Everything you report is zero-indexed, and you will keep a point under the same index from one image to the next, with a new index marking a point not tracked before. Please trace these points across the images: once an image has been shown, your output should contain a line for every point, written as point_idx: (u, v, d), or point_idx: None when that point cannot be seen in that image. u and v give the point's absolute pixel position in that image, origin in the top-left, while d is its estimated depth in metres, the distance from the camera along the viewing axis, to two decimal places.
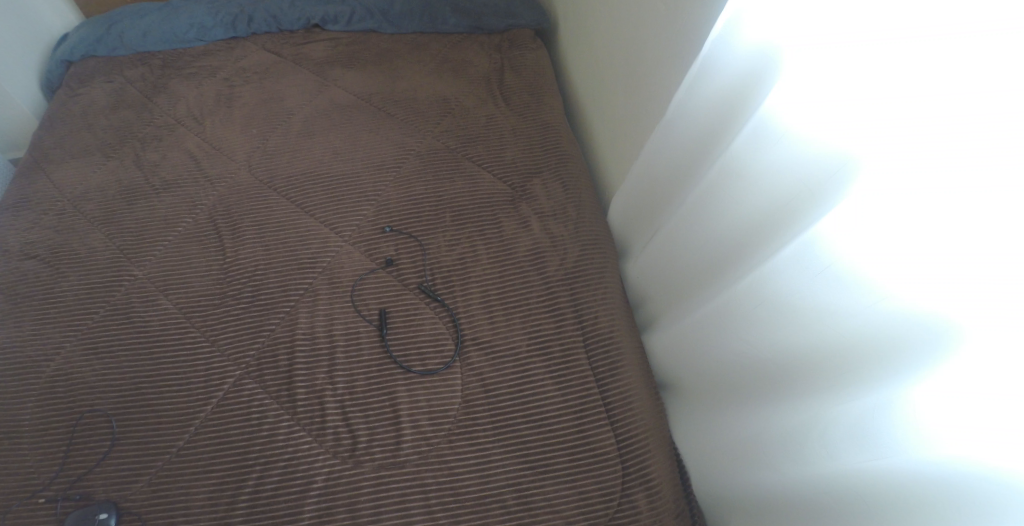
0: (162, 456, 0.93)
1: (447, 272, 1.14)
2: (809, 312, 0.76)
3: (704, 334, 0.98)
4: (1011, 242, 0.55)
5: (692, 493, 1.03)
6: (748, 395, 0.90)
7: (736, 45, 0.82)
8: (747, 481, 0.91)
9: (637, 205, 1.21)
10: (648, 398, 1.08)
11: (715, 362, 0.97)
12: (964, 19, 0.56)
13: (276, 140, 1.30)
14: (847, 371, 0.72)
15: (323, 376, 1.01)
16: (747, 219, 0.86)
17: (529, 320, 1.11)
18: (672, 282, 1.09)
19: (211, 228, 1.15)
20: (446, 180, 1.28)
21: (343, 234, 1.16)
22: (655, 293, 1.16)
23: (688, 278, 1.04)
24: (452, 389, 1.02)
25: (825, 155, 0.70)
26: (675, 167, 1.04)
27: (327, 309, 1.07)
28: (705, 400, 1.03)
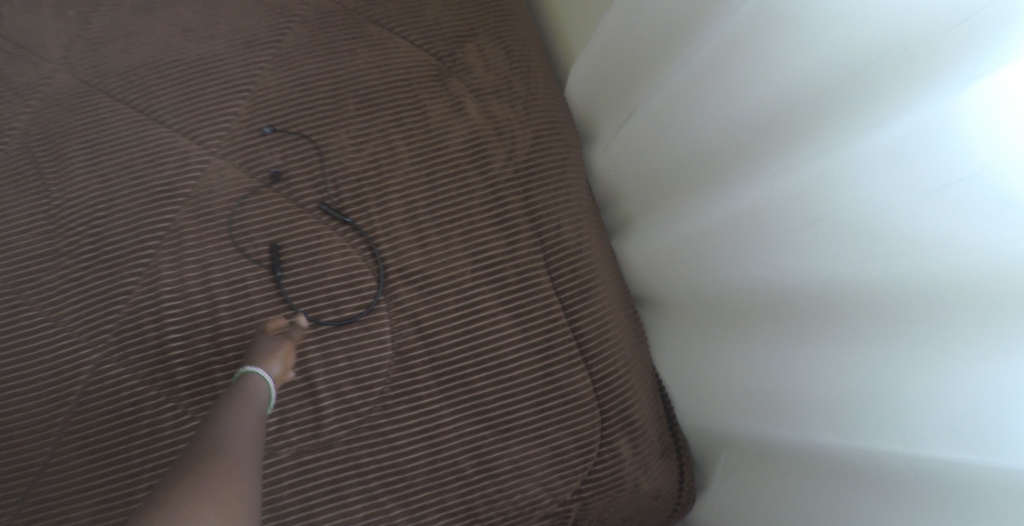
0: (23, 478, 0.70)
1: (356, 181, 0.86)
2: (920, 235, 0.54)
3: (727, 250, 0.76)
4: None
5: (676, 426, 0.91)
6: (784, 330, 0.70)
7: None
8: (773, 435, 0.73)
9: (612, 76, 0.93)
10: (626, 324, 0.90)
11: (737, 286, 0.76)
12: None
13: (103, 23, 0.95)
14: (967, 325, 0.51)
15: (206, 343, 0.76)
16: (820, 98, 0.61)
17: (471, 238, 0.86)
18: (670, 183, 0.85)
19: (27, 161, 0.84)
20: (346, 53, 0.95)
21: (209, 145, 0.86)
22: (637, 196, 0.93)
23: (699, 178, 0.80)
24: (379, 340, 0.79)
25: None
26: (688, 19, 0.75)
27: (197, 252, 0.79)
28: (710, 331, 0.83)
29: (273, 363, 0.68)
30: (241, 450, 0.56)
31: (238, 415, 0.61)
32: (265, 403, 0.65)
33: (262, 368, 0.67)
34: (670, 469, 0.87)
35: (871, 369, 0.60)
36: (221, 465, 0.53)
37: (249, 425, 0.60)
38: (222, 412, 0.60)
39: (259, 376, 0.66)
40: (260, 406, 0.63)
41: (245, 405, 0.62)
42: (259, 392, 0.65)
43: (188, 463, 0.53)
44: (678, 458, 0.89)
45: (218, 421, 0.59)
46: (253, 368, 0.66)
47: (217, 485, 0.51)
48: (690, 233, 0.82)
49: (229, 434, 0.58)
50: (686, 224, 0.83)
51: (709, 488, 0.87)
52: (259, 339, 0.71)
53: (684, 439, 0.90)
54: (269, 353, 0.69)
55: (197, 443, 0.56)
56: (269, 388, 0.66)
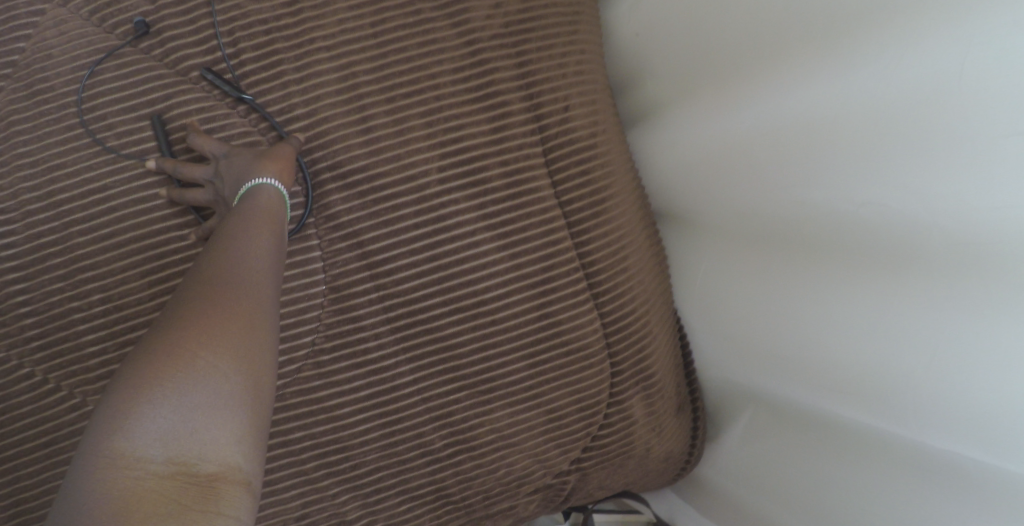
0: None
1: (263, 34, 0.57)
2: None
3: (868, 158, 0.49)
4: None
5: (692, 374, 0.73)
6: (951, 289, 0.45)
7: None
8: (854, 419, 0.55)
9: None
10: (646, 245, 0.68)
11: (884, 217, 0.48)
12: None
13: None
14: None
15: (61, 285, 0.53)
16: None
17: (438, 124, 0.60)
18: (782, 43, 0.54)
19: None
20: None
21: None
22: (699, 64, 0.63)
23: (800, 43, 0.52)
24: (308, 273, 0.57)
25: None
26: None
27: (35, 150, 0.54)
28: (782, 272, 0.59)
29: (272, 169, 0.50)
30: (264, 279, 0.41)
31: (256, 229, 0.44)
32: (285, 218, 0.49)
33: (269, 177, 0.50)
34: (684, 426, 0.71)
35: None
36: (238, 299, 0.38)
37: (269, 245, 0.44)
38: (239, 222, 0.44)
39: (271, 187, 0.49)
40: (283, 221, 0.48)
41: (264, 220, 0.46)
42: (273, 207, 0.48)
43: (196, 288, 0.38)
44: (693, 411, 0.73)
45: (233, 233, 0.43)
46: (258, 177, 0.49)
47: (233, 328, 0.36)
48: (814, 124, 0.53)
49: (249, 252, 0.42)
50: (772, 114, 0.56)
51: (753, 467, 0.66)
52: (235, 153, 0.53)
53: (700, 386, 0.74)
54: (265, 160, 0.51)
55: (204, 260, 0.41)
56: (283, 202, 0.50)
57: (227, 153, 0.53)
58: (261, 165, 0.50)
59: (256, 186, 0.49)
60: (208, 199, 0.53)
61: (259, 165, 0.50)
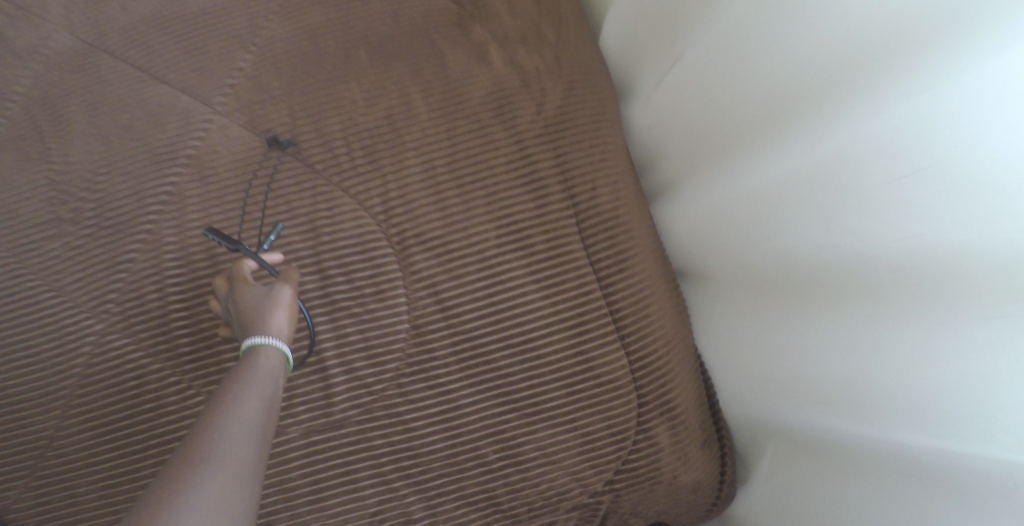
0: (34, 451, 0.68)
1: (369, 138, 0.78)
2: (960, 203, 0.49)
3: (779, 219, 0.67)
4: None
5: (718, 414, 0.82)
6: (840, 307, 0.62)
7: None
8: (799, 423, 0.69)
9: (648, 30, 0.85)
10: (667, 298, 0.81)
11: (797, 259, 0.66)
12: None
13: None
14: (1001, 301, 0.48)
15: (211, 315, 0.71)
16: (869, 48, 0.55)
17: (496, 201, 0.77)
18: (721, 140, 0.74)
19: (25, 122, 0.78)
20: (355, 2, 0.86)
21: (213, 102, 0.79)
22: (701, 142, 0.78)
23: (730, 142, 0.73)
24: (395, 312, 0.72)
25: None
26: None
27: (203, 217, 0.74)
28: (746, 311, 0.75)
29: (265, 331, 0.54)
30: (240, 459, 0.44)
31: (245, 402, 0.47)
32: (279, 380, 0.52)
33: (260, 342, 0.53)
34: (711, 460, 0.79)
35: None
36: (210, 483, 0.41)
37: (254, 418, 0.47)
38: (228, 393, 0.48)
39: (270, 349, 0.53)
40: (273, 388, 0.51)
41: (256, 390, 0.49)
42: (267, 375, 0.51)
43: (173, 473, 0.41)
44: (721, 449, 0.81)
45: (219, 407, 0.47)
46: (253, 340, 0.53)
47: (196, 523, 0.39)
48: (743, 198, 0.72)
49: (231, 428, 0.45)
50: (720, 192, 0.75)
51: (771, 491, 0.75)
52: (241, 295, 0.59)
53: (727, 426, 0.82)
54: (258, 319, 0.55)
55: (189, 439, 0.44)
56: (279, 363, 0.53)
57: (237, 290, 0.60)
58: (261, 322, 0.55)
59: (251, 351, 0.53)
60: (224, 317, 0.64)
61: (258, 327, 0.54)
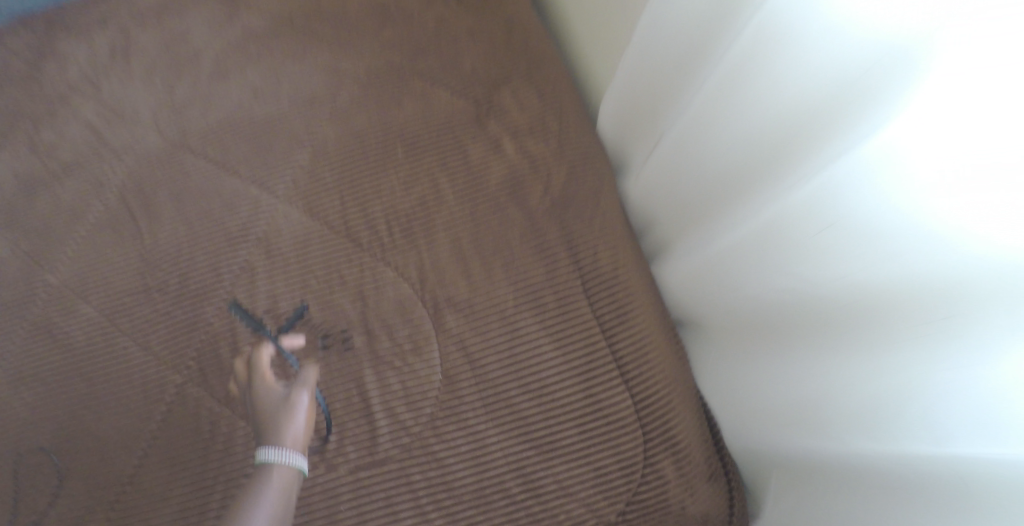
0: (115, 483, 0.80)
1: (406, 220, 0.93)
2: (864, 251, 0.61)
3: (741, 271, 0.80)
4: None
5: (724, 449, 0.90)
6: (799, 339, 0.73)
7: None
8: (779, 443, 0.79)
9: (621, 122, 1.00)
10: (667, 346, 0.91)
11: (761, 302, 0.78)
12: None
13: (185, 89, 1.05)
14: (906, 325, 0.58)
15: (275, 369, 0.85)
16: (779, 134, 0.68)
17: (512, 267, 0.90)
18: (691, 208, 0.88)
19: (125, 210, 0.95)
20: (393, 106, 1.02)
21: (276, 192, 0.95)
22: (682, 206, 0.91)
23: (698, 209, 0.87)
24: (430, 364, 0.85)
25: (894, 41, 0.52)
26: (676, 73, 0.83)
27: (269, 288, 0.89)
28: (733, 347, 0.87)
29: (279, 445, 0.64)
30: None
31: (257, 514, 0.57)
32: (291, 494, 0.61)
33: (275, 458, 0.62)
34: (719, 493, 0.86)
35: (987, 337, 0.51)
36: None
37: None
38: (247, 502, 0.58)
39: (287, 465, 0.62)
40: (284, 501, 0.60)
41: (268, 505, 0.59)
42: (279, 491, 0.60)
43: None
44: (728, 482, 0.88)
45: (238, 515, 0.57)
46: (268, 455, 0.63)
47: None
48: (712, 255, 0.85)
49: None
50: (696, 250, 0.89)
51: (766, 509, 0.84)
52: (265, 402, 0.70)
53: (734, 462, 0.90)
54: (275, 433, 0.65)
55: None
56: (295, 478, 0.62)
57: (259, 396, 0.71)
58: (278, 435, 0.65)
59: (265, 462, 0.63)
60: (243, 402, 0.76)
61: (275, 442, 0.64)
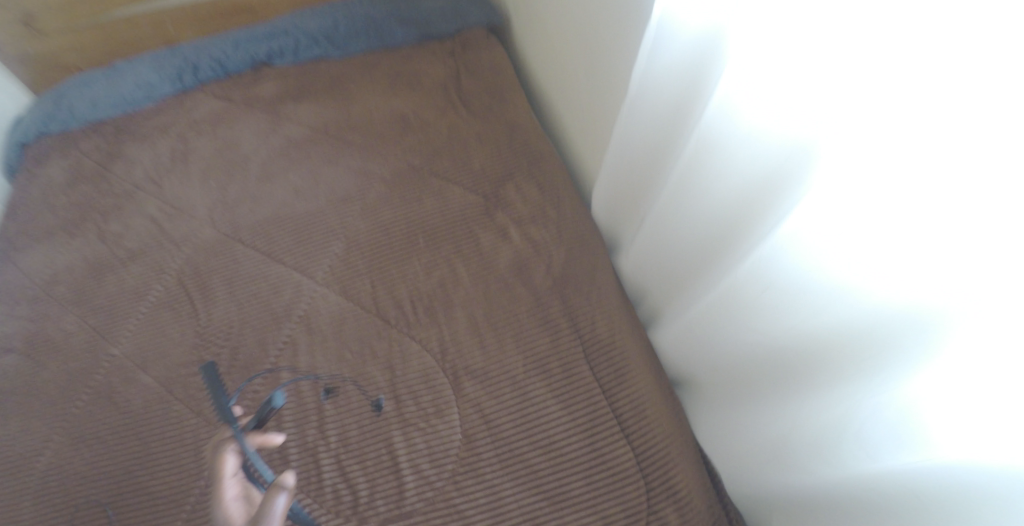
0: None
1: (428, 300, 1.06)
2: (792, 308, 0.69)
3: (701, 333, 0.89)
4: (944, 254, 0.51)
5: (725, 497, 0.95)
6: (754, 392, 0.81)
7: (679, 31, 0.74)
8: (758, 486, 0.84)
9: (609, 207, 1.13)
10: (665, 402, 0.98)
11: (721, 360, 0.86)
12: (886, 65, 0.51)
13: (236, 188, 1.22)
14: (831, 368, 0.66)
15: (314, 431, 0.96)
16: (719, 211, 0.79)
17: (522, 338, 1.02)
18: (665, 277, 0.99)
19: (182, 292, 1.10)
20: (415, 201, 1.17)
21: (316, 276, 1.09)
22: (660, 279, 1.01)
23: (671, 279, 0.97)
24: (451, 426, 0.95)
25: (788, 139, 0.63)
26: (644, 164, 0.97)
27: (309, 360, 1.01)
28: (708, 403, 0.94)
29: None
30: None
31: None
32: None
33: None
34: None
35: (887, 364, 0.59)
36: None
37: None
38: None
39: None
40: None
41: None
42: None
43: None
44: None
45: None
46: None
47: None
48: (682, 321, 0.94)
49: None
50: (675, 316, 0.98)
51: None
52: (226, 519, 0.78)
53: (735, 509, 0.95)
54: None
55: None
56: None
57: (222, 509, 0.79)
58: None
59: None
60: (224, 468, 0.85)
61: None
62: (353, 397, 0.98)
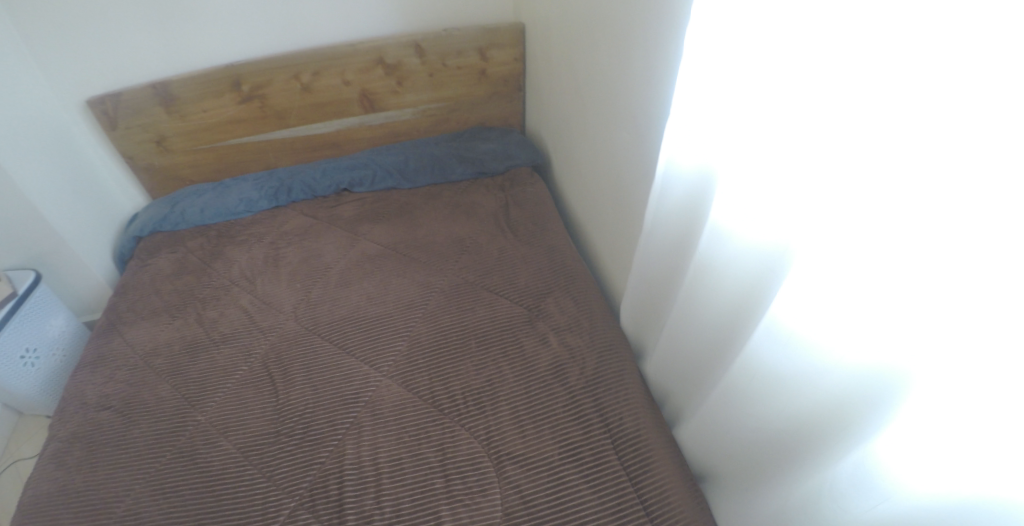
0: None
1: (477, 394, 1.21)
2: (786, 388, 0.83)
3: (717, 420, 1.01)
4: (892, 327, 0.65)
5: None
6: (766, 469, 0.91)
7: (678, 173, 0.96)
8: None
9: (635, 315, 1.30)
10: (687, 493, 1.09)
11: (736, 443, 0.98)
12: (825, 189, 0.69)
13: (318, 291, 1.44)
14: (824, 435, 0.78)
15: (371, 501, 1.07)
16: (724, 309, 0.95)
17: (557, 428, 1.15)
18: (685, 370, 1.13)
19: (265, 373, 1.28)
20: (469, 309, 1.37)
21: (381, 368, 1.27)
22: (680, 376, 1.16)
23: (691, 373, 1.11)
24: (492, 502, 1.06)
25: (767, 248, 0.81)
26: (659, 277, 1.15)
27: (371, 439, 1.15)
28: (731, 485, 1.03)
29: None
30: None
31: None
32: None
33: None
34: None
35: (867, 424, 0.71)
36: None
37: None
38: None
39: None
40: None
41: None
42: None
43: None
44: None
45: None
46: None
47: None
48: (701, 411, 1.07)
49: None
50: (697, 406, 1.11)
51: None
52: None
53: None
54: None
55: None
56: None
57: None
58: None
59: None
60: None
61: None
62: (407, 474, 1.10)
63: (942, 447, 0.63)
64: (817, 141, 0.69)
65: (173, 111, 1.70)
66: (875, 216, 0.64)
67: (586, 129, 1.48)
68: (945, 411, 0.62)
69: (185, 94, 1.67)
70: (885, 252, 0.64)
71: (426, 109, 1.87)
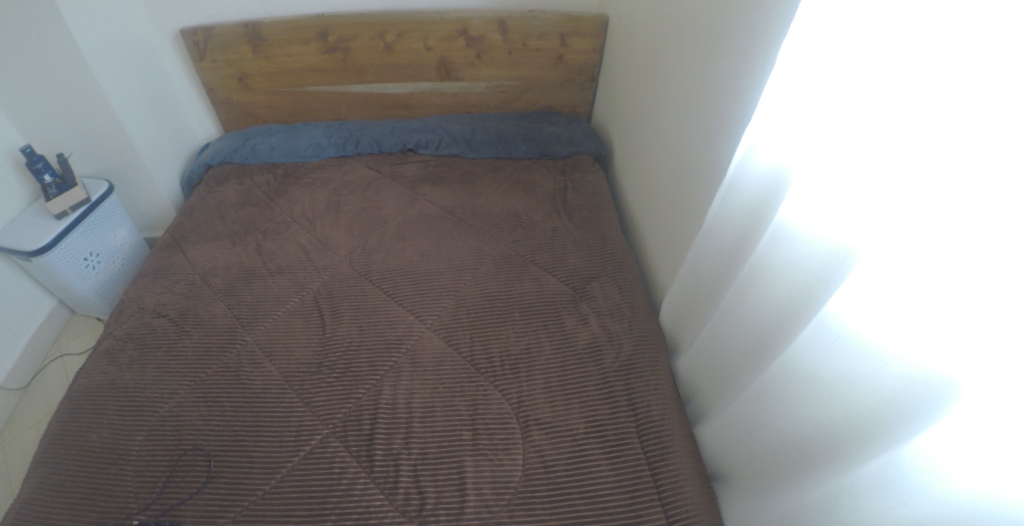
0: (249, 497, 1.05)
1: (514, 360, 1.25)
2: (826, 389, 0.84)
3: (745, 417, 1.03)
4: (955, 339, 0.67)
5: None
6: (789, 467, 0.93)
7: (753, 167, 0.97)
8: None
9: (677, 308, 1.32)
10: (701, 487, 1.11)
11: (761, 441, 0.99)
12: (910, 199, 0.70)
13: (374, 240, 1.49)
14: (859, 437, 0.80)
15: (400, 441, 1.12)
16: (772, 308, 0.96)
17: (586, 405, 1.18)
18: (719, 366, 1.14)
19: (315, 307, 1.34)
20: (516, 280, 1.41)
21: (426, 320, 1.31)
22: (711, 373, 1.18)
23: (724, 369, 1.13)
24: (514, 461, 1.10)
25: (831, 249, 0.83)
26: (710, 272, 1.16)
27: (407, 384, 1.20)
28: (747, 482, 1.06)
29: None
30: None
31: None
32: None
33: None
34: None
35: (906, 430, 0.73)
36: None
37: None
38: None
39: None
40: None
41: None
42: None
43: None
44: None
45: None
46: None
47: None
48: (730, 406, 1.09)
49: None
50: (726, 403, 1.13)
51: None
52: None
53: None
54: None
55: None
56: None
57: None
58: None
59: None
60: None
61: None
62: (439, 421, 1.15)
63: (984, 461, 0.65)
64: (912, 150, 0.70)
65: (260, 51, 1.77)
66: (957, 231, 0.66)
67: (656, 126, 1.51)
68: (992, 423, 0.64)
69: (274, 36, 1.74)
70: (962, 261, 0.66)
71: (499, 86, 1.91)
